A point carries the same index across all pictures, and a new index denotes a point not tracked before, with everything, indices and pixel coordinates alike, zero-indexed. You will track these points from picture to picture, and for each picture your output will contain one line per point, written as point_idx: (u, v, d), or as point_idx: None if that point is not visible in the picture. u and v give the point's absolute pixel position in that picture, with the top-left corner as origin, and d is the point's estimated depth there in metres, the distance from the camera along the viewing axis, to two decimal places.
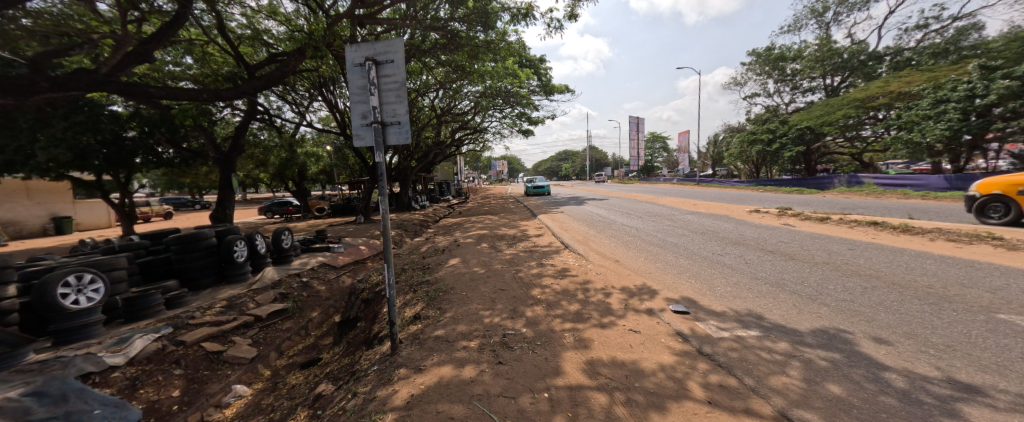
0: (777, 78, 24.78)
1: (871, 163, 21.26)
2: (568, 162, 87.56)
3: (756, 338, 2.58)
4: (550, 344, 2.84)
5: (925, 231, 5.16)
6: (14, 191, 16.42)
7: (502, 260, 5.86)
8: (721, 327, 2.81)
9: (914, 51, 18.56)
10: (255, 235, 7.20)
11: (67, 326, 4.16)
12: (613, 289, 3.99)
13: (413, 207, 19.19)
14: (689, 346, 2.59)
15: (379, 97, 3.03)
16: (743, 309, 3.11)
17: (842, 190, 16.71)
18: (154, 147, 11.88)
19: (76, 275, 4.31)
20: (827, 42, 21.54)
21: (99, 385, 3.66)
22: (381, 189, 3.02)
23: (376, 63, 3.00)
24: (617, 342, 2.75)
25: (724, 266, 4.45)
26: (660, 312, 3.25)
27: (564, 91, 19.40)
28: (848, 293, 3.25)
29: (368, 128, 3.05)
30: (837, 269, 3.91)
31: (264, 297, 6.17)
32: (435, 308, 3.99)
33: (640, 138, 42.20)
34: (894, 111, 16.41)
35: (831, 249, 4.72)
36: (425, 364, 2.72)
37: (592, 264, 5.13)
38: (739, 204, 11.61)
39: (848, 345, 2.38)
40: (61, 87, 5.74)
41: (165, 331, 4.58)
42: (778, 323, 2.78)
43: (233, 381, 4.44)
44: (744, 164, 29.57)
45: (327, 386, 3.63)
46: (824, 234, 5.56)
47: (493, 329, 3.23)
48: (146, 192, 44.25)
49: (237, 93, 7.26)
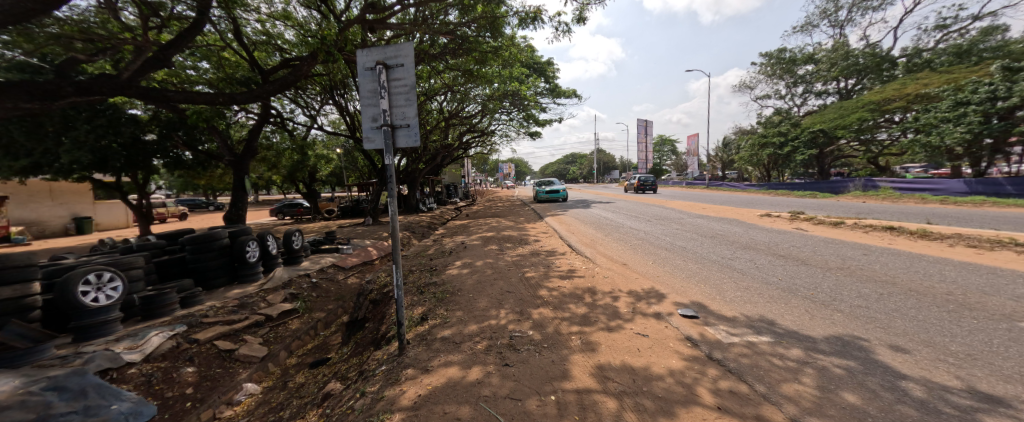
0: (789, 80, 24.41)
1: (887, 167, 20.75)
2: (575, 165, 87.30)
3: (768, 344, 2.54)
4: (556, 346, 2.84)
5: (943, 236, 5.03)
6: (37, 192, 16.96)
7: (508, 262, 5.88)
8: (732, 333, 2.78)
9: (933, 52, 18.13)
10: (267, 236, 7.33)
11: (85, 323, 4.27)
12: (620, 293, 3.96)
13: (421, 209, 19.30)
14: (699, 351, 2.56)
15: (389, 100, 3.08)
16: (755, 315, 3.05)
17: (858, 195, 16.35)
18: (171, 149, 12.19)
19: (96, 273, 4.45)
20: (841, 44, 21.20)
21: (117, 381, 3.76)
22: (390, 190, 3.05)
23: (386, 67, 3.05)
24: (624, 346, 2.74)
25: (733, 270, 4.39)
26: (669, 316, 3.22)
27: (572, 95, 19.39)
28: (864, 299, 3.18)
29: (377, 131, 3.09)
30: (851, 275, 3.83)
31: (275, 296, 6.29)
32: (442, 309, 4.03)
33: (649, 141, 41.89)
34: (912, 114, 16.04)
35: (846, 254, 4.62)
36: (432, 365, 2.75)
37: (599, 267, 5.12)
38: (750, 208, 11.40)
39: (864, 353, 2.33)
40: (85, 92, 5.92)
41: (179, 329, 4.68)
42: (791, 329, 2.74)
43: (243, 379, 4.51)
44: (755, 167, 29.12)
45: (337, 385, 3.67)
46: (838, 239, 5.46)
47: (500, 331, 3.24)
48: (163, 193, 45.56)
49: (252, 96, 7.42)
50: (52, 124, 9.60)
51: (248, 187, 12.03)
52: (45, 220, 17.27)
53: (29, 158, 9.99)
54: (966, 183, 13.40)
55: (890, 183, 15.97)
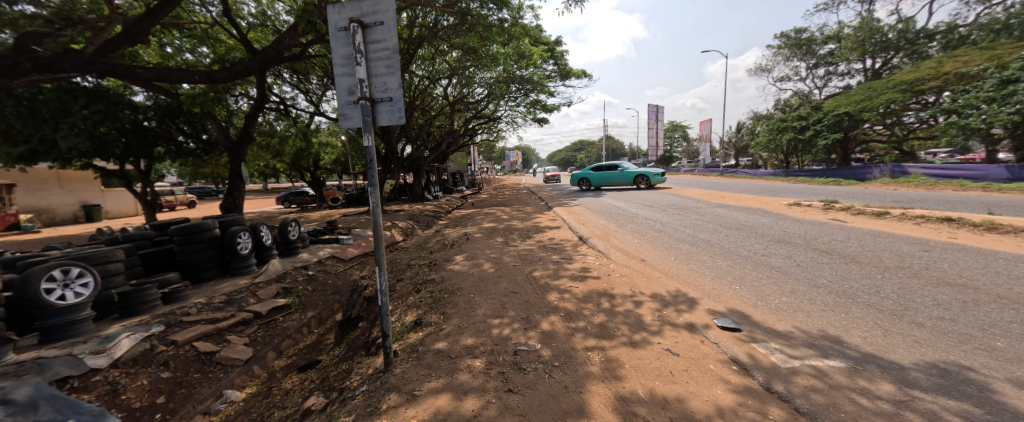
0: (810, 61, 23.10)
1: (913, 152, 19.64)
2: (582, 153, 85.54)
3: (842, 373, 2.00)
4: (569, 366, 2.36)
5: (1015, 229, 4.35)
6: (46, 180, 16.99)
7: (514, 257, 5.42)
8: (791, 355, 2.24)
9: (971, 27, 17.00)
10: (259, 226, 6.98)
11: (51, 324, 3.93)
12: (642, 296, 3.44)
13: (426, 197, 18.77)
14: (751, 380, 2.04)
15: (367, 68, 2.54)
16: (814, 330, 2.50)
17: (886, 181, 15.45)
18: (170, 136, 11.88)
19: (62, 268, 4.09)
20: (868, 20, 19.87)
21: (78, 390, 3.37)
22: (372, 178, 2.55)
23: (362, 27, 2.51)
24: (654, 368, 2.24)
25: (773, 270, 3.81)
26: (704, 328, 2.70)
27: (582, 76, 18.51)
28: (946, 309, 2.60)
29: (355, 106, 2.58)
30: (917, 277, 3.24)
31: (266, 292, 5.90)
32: (438, 313, 3.57)
33: (659, 127, 40.43)
34: (948, 95, 14.99)
35: (903, 251, 4.00)
36: (420, 389, 2.28)
37: (616, 264, 4.58)
38: (776, 196, 10.60)
39: (977, 390, 1.78)
40: (45, 69, 5.44)
41: (155, 330, 4.28)
42: (866, 352, 2.18)
43: (225, 385, 4.12)
44: (771, 154, 28.03)
45: (319, 399, 3.27)
46: (886, 232, 4.82)
47: (503, 344, 2.76)
48: (173, 182, 46.45)
49: (232, 74, 6.85)
50: (48, 109, 9.36)
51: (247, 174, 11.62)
52: (55, 208, 17.36)
53: (27, 145, 9.63)
54: (1008, 169, 12.43)
55: (921, 169, 15.00)
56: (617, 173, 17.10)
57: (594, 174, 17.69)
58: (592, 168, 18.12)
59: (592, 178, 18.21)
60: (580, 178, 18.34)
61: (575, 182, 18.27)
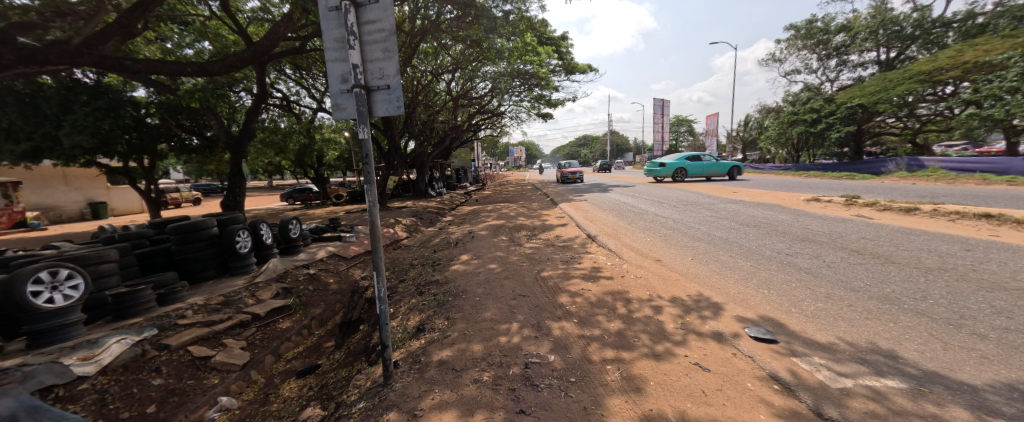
0: (820, 52, 22.46)
1: (927, 145, 19.12)
2: (586, 148, 84.88)
3: (903, 396, 1.75)
4: (587, 382, 2.11)
5: None
6: (52, 178, 16.99)
7: (521, 256, 5.18)
8: (838, 371, 1.99)
9: (992, 15, 16.38)
10: (259, 224, 6.78)
11: (39, 328, 3.75)
12: (661, 301, 3.20)
13: (430, 194, 18.62)
14: (796, 401, 1.79)
15: (361, 52, 2.29)
16: (859, 341, 2.25)
17: (902, 175, 15.00)
18: (171, 132, 11.73)
19: (50, 270, 3.91)
20: (883, 9, 19.20)
21: (63, 400, 3.18)
22: (369, 173, 2.32)
23: (355, 6, 2.25)
24: (682, 386, 1.99)
25: (801, 271, 3.54)
26: (734, 338, 2.46)
27: (587, 70, 18.11)
28: (1007, 318, 2.33)
29: (348, 95, 2.34)
30: (966, 280, 2.96)
31: (266, 292, 5.71)
32: (443, 318, 3.34)
33: (665, 121, 39.84)
34: (968, 85, 14.42)
35: (942, 250, 3.71)
36: (421, 408, 2.05)
37: (629, 264, 4.32)
38: (792, 191, 10.23)
39: None
40: (31, 61, 5.22)
41: (148, 334, 4.10)
42: (926, 369, 1.93)
43: (220, 392, 3.93)
44: (779, 148, 27.55)
45: (317, 410, 3.06)
46: (920, 230, 4.51)
47: (512, 354, 2.52)
48: (180, 179, 46.78)
49: (227, 67, 6.61)
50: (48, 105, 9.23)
51: (248, 172, 11.42)
52: (60, 205, 17.38)
53: (29, 142, 9.52)
54: None
55: (937, 162, 14.52)
56: (714, 164, 16.58)
57: (694, 165, 16.52)
58: (687, 157, 16.69)
59: (687, 169, 16.73)
60: (676, 168, 16.61)
61: (673, 173, 16.44)
